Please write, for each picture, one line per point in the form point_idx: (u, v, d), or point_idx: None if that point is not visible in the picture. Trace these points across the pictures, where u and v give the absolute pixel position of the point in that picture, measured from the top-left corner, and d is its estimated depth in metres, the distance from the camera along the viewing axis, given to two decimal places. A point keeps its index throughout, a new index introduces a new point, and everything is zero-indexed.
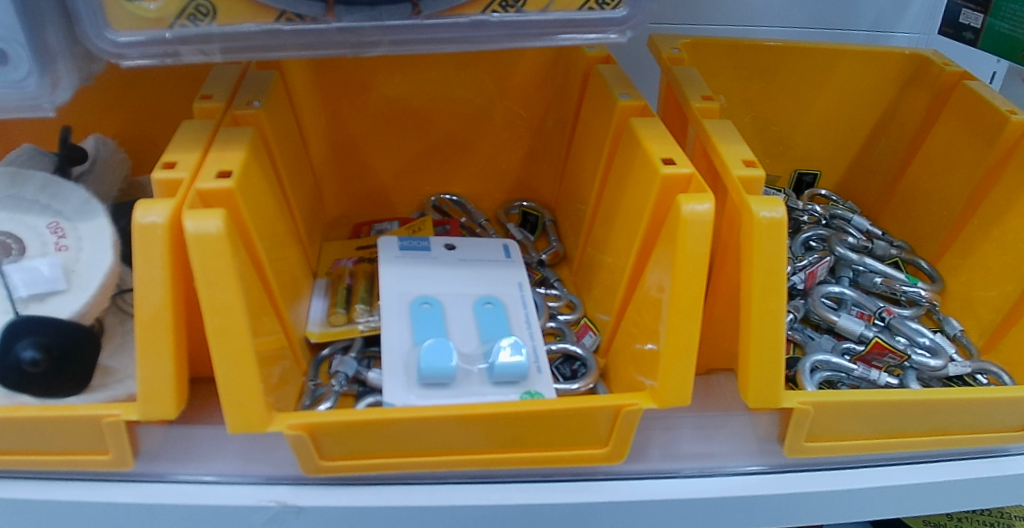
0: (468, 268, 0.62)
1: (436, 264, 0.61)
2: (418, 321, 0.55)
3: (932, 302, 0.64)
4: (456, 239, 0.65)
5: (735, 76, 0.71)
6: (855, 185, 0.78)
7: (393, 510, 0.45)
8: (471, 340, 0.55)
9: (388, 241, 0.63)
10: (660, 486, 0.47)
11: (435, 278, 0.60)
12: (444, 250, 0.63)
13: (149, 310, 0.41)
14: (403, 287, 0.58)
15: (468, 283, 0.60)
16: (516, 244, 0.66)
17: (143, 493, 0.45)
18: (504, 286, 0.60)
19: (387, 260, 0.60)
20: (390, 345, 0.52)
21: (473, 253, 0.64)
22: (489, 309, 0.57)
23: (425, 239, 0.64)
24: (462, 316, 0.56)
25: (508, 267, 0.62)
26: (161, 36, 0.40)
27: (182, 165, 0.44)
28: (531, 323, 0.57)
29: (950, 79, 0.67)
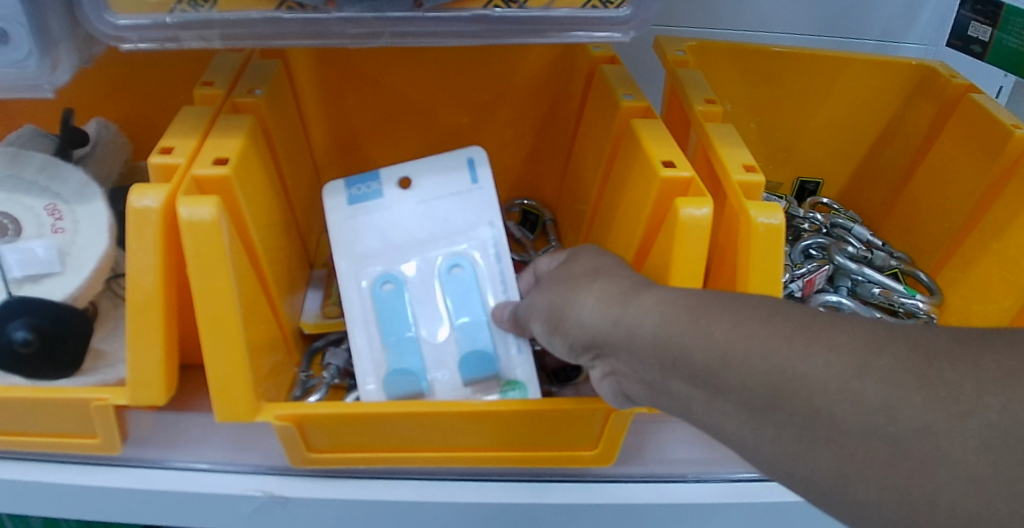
0: (431, 215, 0.53)
1: (395, 218, 0.53)
2: (382, 306, 0.51)
3: (930, 314, 0.63)
4: (411, 168, 0.54)
5: (740, 81, 0.71)
6: (857, 195, 0.77)
7: (381, 505, 0.45)
8: (441, 318, 0.51)
9: (335, 187, 0.53)
10: (650, 489, 0.46)
11: (394, 244, 0.53)
12: (398, 190, 0.54)
13: (142, 295, 0.41)
14: (361, 262, 0.52)
15: (430, 239, 0.53)
16: (482, 155, 0.54)
17: (131, 477, 0.45)
18: (475, 235, 0.53)
19: (335, 223, 0.53)
20: (359, 343, 0.50)
21: (432, 190, 0.54)
22: (459, 274, 0.52)
23: (375, 174, 0.54)
24: (431, 292, 0.52)
25: (476, 204, 0.54)
26: (162, 21, 0.40)
27: (178, 151, 0.44)
28: (508, 286, 0.52)
29: (956, 91, 0.66)
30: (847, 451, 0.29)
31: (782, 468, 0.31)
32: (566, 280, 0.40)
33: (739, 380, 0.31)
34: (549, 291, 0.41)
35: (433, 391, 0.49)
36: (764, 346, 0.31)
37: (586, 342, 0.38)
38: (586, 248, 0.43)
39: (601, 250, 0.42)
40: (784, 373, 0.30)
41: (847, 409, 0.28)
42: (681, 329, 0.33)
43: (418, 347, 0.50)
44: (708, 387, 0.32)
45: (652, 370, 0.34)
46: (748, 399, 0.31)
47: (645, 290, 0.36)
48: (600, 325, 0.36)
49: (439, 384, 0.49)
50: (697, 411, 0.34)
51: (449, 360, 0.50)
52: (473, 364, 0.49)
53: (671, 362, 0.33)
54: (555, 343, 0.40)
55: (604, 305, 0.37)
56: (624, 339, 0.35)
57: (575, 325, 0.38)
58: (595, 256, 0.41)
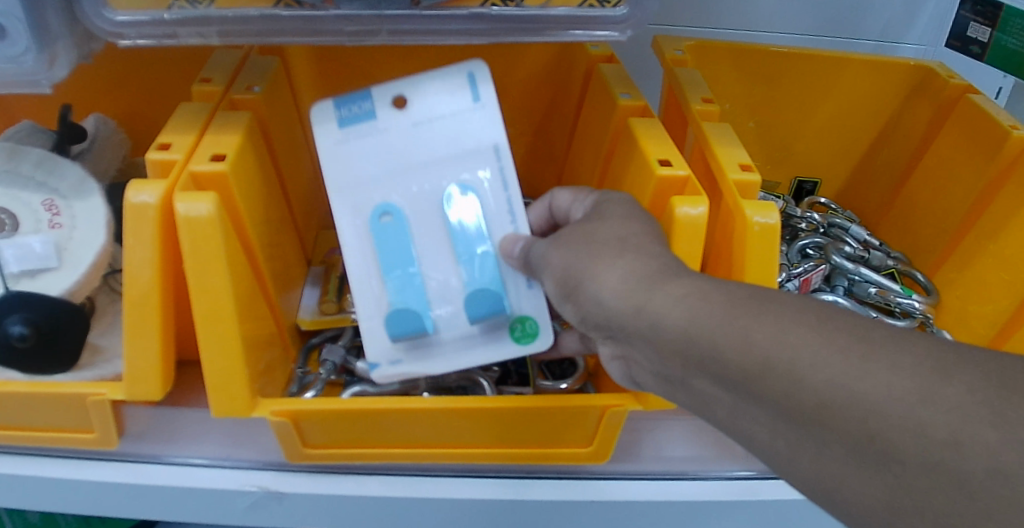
0: (428, 137, 0.45)
1: (388, 143, 0.45)
2: (381, 241, 0.44)
3: (927, 314, 0.63)
4: (406, 85, 0.45)
5: (738, 80, 0.71)
6: (855, 194, 0.77)
7: (377, 501, 0.45)
8: (444, 251, 0.45)
9: (322, 108, 0.44)
10: (647, 486, 0.47)
11: (390, 172, 0.45)
12: (392, 110, 0.45)
13: (139, 291, 0.41)
14: (354, 192, 0.45)
15: (428, 164, 0.45)
16: (483, 70, 0.45)
17: (128, 472, 0.45)
18: (478, 158, 0.45)
19: (324, 150, 0.45)
20: (359, 280, 0.45)
21: (430, 108, 0.45)
22: (463, 205, 0.45)
23: (366, 91, 0.45)
24: (433, 226, 0.45)
25: (481, 122, 0.45)
26: (160, 17, 0.40)
27: (177, 146, 0.44)
28: (517, 217, 0.45)
29: (954, 92, 0.66)
30: (900, 480, 0.28)
31: (820, 484, 0.31)
32: (592, 245, 0.38)
33: (780, 389, 0.30)
34: (568, 249, 0.38)
35: (438, 329, 0.45)
36: (817, 359, 0.29)
37: (601, 321, 0.37)
38: (609, 202, 0.41)
39: (628, 210, 0.40)
40: (838, 391, 0.29)
41: (905, 436, 0.27)
42: (715, 328, 0.32)
43: (422, 284, 0.44)
44: (742, 389, 0.32)
45: (676, 365, 0.34)
46: (787, 410, 0.30)
47: (673, 277, 0.34)
48: (621, 308, 0.35)
49: (444, 321, 0.45)
50: (723, 410, 0.34)
51: (454, 295, 0.45)
52: (480, 303, 0.43)
53: (699, 360, 0.33)
54: (566, 308, 0.40)
55: (625, 286, 0.35)
56: (647, 328, 0.34)
57: (592, 301, 0.36)
58: (623, 219, 0.39)
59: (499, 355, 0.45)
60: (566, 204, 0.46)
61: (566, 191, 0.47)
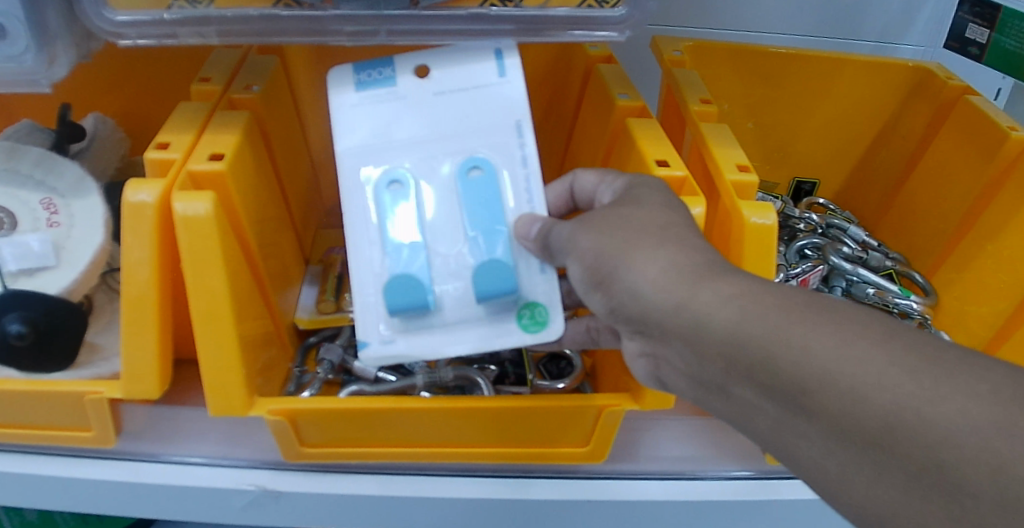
0: (447, 107, 0.44)
1: (406, 109, 0.44)
2: (388, 208, 0.42)
3: (925, 315, 0.63)
4: (430, 55, 0.44)
5: (737, 81, 0.71)
6: (853, 195, 0.77)
7: (374, 500, 0.45)
8: (455, 225, 0.42)
9: (341, 73, 0.44)
10: (644, 486, 0.47)
11: (405, 138, 0.43)
12: (414, 78, 0.44)
13: (136, 290, 0.41)
14: (364, 155, 0.43)
15: (445, 134, 0.43)
16: (512, 47, 0.44)
17: (124, 471, 0.45)
18: (498, 133, 0.43)
19: (340, 112, 0.43)
20: (357, 250, 0.42)
21: (454, 81, 0.44)
22: (479, 177, 0.42)
23: (389, 58, 0.44)
24: (443, 199, 0.42)
25: (505, 96, 0.44)
26: (159, 18, 0.41)
27: (175, 145, 0.44)
28: (534, 196, 0.43)
29: (953, 92, 0.66)
30: (967, 515, 0.27)
31: (867, 507, 0.30)
32: (627, 230, 0.35)
33: (836, 403, 0.29)
34: (601, 232, 0.36)
35: (441, 306, 0.42)
36: (883, 377, 0.28)
37: (636, 314, 0.35)
38: (643, 186, 0.39)
39: (666, 197, 0.38)
40: (902, 412, 0.28)
41: (975, 468, 0.26)
42: (771, 335, 0.31)
43: (425, 257, 0.41)
44: (790, 400, 0.31)
45: (719, 370, 0.33)
46: (841, 427, 0.29)
47: (721, 277, 0.33)
48: (661, 305, 0.34)
49: (449, 298, 0.42)
50: (766, 422, 0.33)
51: (461, 271, 0.42)
52: (488, 278, 0.40)
53: (749, 366, 0.32)
54: (593, 298, 0.38)
55: (668, 282, 0.33)
56: (690, 328, 0.33)
57: (628, 292, 0.35)
58: (661, 206, 0.37)
59: (504, 342, 0.42)
60: (590, 184, 0.45)
61: (590, 172, 0.45)
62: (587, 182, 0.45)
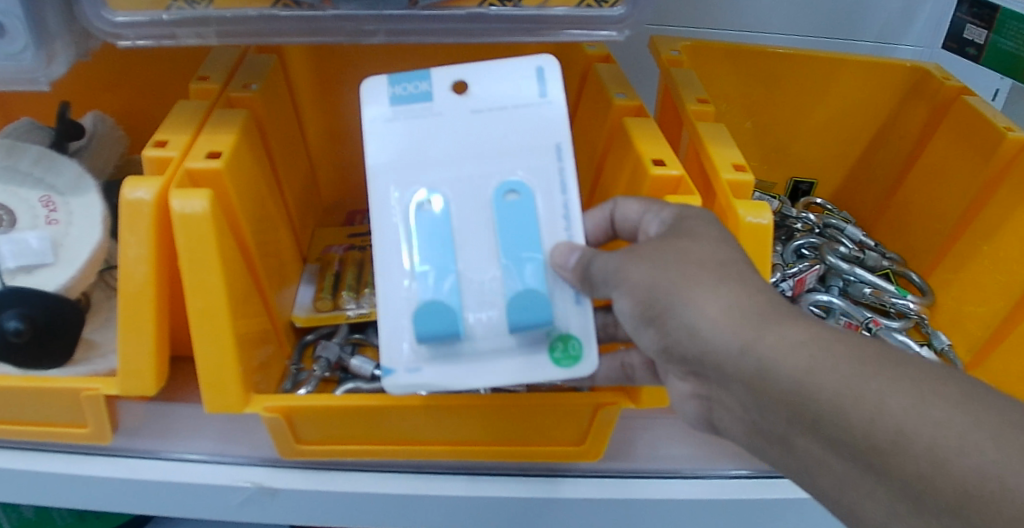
0: (485, 127, 0.40)
1: (442, 127, 0.40)
2: (422, 231, 0.39)
3: (922, 315, 0.64)
4: (470, 70, 0.41)
5: (735, 81, 0.71)
6: (851, 195, 0.77)
7: (369, 497, 0.46)
8: (489, 251, 0.39)
9: (376, 86, 0.41)
10: (640, 485, 0.47)
11: (440, 158, 0.40)
12: (451, 94, 0.41)
13: (133, 286, 0.41)
14: (397, 174, 0.40)
15: (481, 155, 0.40)
16: (555, 65, 0.41)
17: (121, 467, 0.45)
18: (539, 158, 0.40)
19: (372, 127, 0.40)
20: (386, 275, 0.39)
21: (494, 98, 0.41)
22: (515, 202, 0.39)
23: (426, 71, 0.41)
24: (478, 223, 0.39)
25: (548, 119, 0.40)
26: (158, 18, 0.41)
27: (173, 144, 0.44)
28: (573, 225, 0.40)
29: (950, 93, 0.66)
30: None
31: None
32: (683, 265, 0.34)
33: (910, 464, 0.28)
34: (654, 266, 0.35)
35: (471, 336, 0.39)
36: (964, 441, 0.28)
37: (691, 355, 0.34)
38: (693, 216, 0.38)
39: (721, 231, 0.37)
40: (986, 482, 0.27)
41: None
42: (843, 388, 0.30)
43: (456, 282, 0.39)
44: (859, 457, 0.30)
45: (781, 420, 0.32)
46: (914, 489, 0.29)
47: (786, 321, 0.32)
48: (723, 348, 0.33)
49: (479, 327, 0.39)
50: (829, 478, 0.32)
51: (494, 299, 0.39)
52: (522, 307, 0.37)
53: (815, 418, 0.31)
54: (643, 335, 0.37)
55: (730, 324, 0.33)
56: (754, 374, 0.32)
57: (687, 330, 0.34)
58: (717, 241, 0.36)
59: (534, 376, 0.39)
60: (632, 216, 0.41)
61: (630, 200, 0.41)
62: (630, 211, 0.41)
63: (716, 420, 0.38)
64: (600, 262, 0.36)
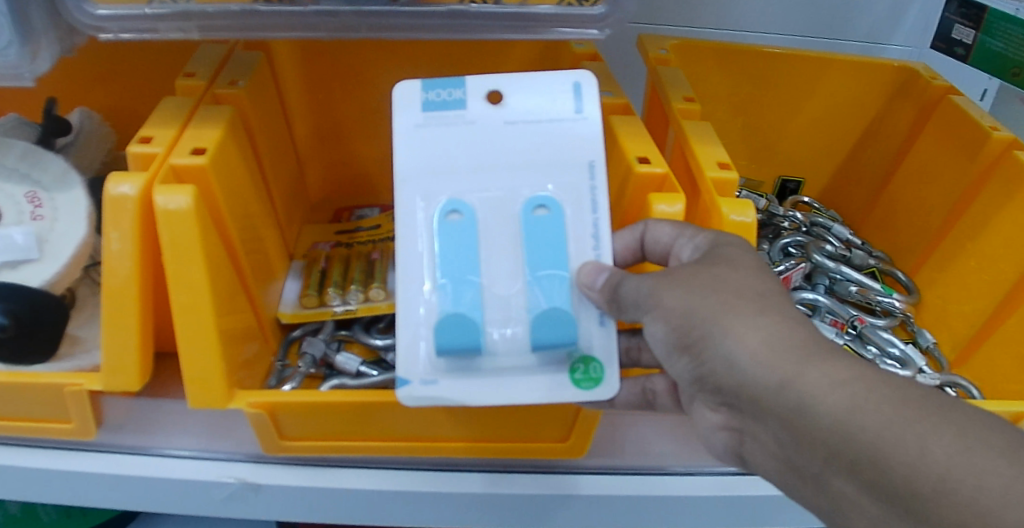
0: (518, 139, 0.41)
1: (476, 139, 0.41)
2: (445, 241, 0.40)
3: (907, 313, 0.64)
4: (505, 80, 0.42)
5: (722, 80, 0.71)
6: (839, 194, 0.77)
7: (354, 493, 0.46)
8: (515, 266, 0.40)
9: (409, 89, 0.42)
10: (625, 482, 0.47)
11: (473, 170, 0.41)
12: (486, 104, 0.41)
13: (117, 281, 0.41)
14: (426, 181, 0.41)
15: (511, 169, 0.41)
16: (592, 81, 0.41)
17: (105, 463, 0.45)
18: (569, 173, 0.41)
19: (403, 131, 0.41)
20: (407, 283, 0.40)
21: (528, 111, 0.41)
22: (545, 217, 0.40)
23: (461, 79, 0.42)
24: (505, 239, 0.40)
25: (581, 135, 0.41)
26: (140, 12, 0.41)
27: (158, 140, 0.44)
28: (601, 243, 0.40)
29: (936, 92, 0.67)
30: None
31: None
32: (723, 293, 0.35)
33: (950, 510, 0.29)
34: (691, 292, 0.35)
35: (493, 351, 0.39)
36: (1009, 491, 0.28)
37: (728, 386, 0.35)
38: (729, 244, 0.39)
39: (757, 261, 0.37)
40: None
41: None
42: (884, 428, 0.31)
43: (480, 296, 0.39)
44: (895, 499, 0.30)
45: (817, 458, 0.33)
46: None
47: (827, 357, 0.33)
48: (763, 380, 0.33)
49: (502, 343, 0.39)
50: (862, 520, 0.32)
51: (517, 315, 0.39)
52: (547, 327, 0.38)
53: (854, 458, 0.31)
54: (676, 362, 0.37)
55: (770, 357, 0.33)
56: (792, 409, 0.33)
57: (723, 361, 0.34)
58: (754, 271, 0.36)
59: (554, 395, 0.39)
60: (667, 239, 0.41)
61: (666, 223, 0.41)
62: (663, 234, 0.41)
63: (745, 454, 0.38)
64: (632, 285, 0.37)
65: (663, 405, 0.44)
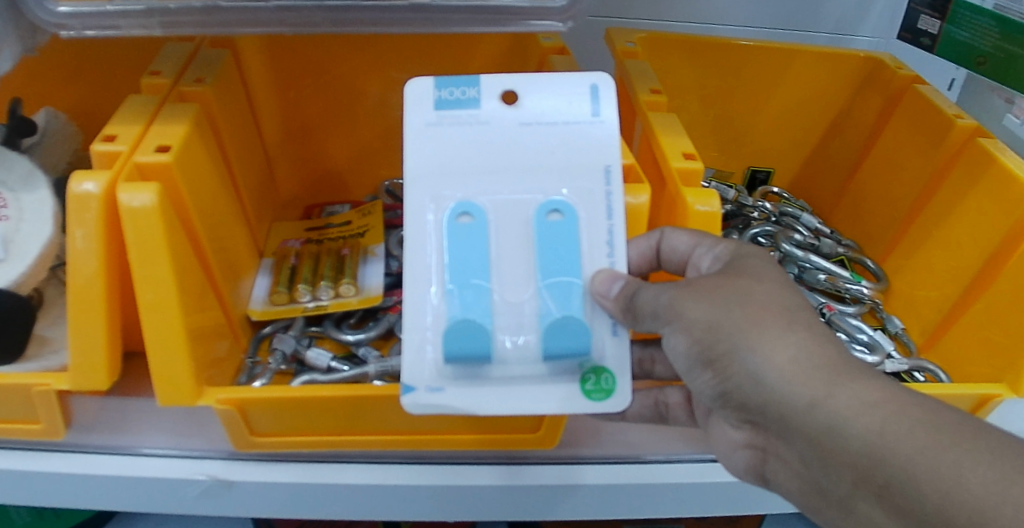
0: (533, 141, 0.40)
1: (491, 140, 0.40)
2: (456, 245, 0.39)
3: (875, 300, 0.65)
4: (519, 80, 0.41)
5: (692, 72, 0.72)
6: (809, 184, 0.78)
7: (325, 488, 0.46)
8: (526, 271, 0.39)
9: (421, 87, 0.41)
10: (597, 471, 0.47)
11: (487, 172, 0.40)
12: (500, 104, 0.41)
13: (82, 281, 0.41)
14: (436, 183, 0.40)
15: (525, 172, 0.40)
16: (610, 84, 0.41)
17: (74, 463, 0.45)
18: (586, 177, 0.40)
19: (413, 129, 0.40)
20: (414, 287, 0.39)
21: (545, 111, 0.41)
22: (558, 222, 0.39)
23: (476, 77, 0.41)
24: (516, 244, 0.40)
25: (597, 138, 0.41)
26: (103, 10, 0.41)
27: (122, 138, 0.44)
28: (616, 251, 0.40)
29: (902, 82, 0.68)
30: None
31: None
32: (748, 308, 0.35)
33: None
34: (715, 305, 0.36)
35: (503, 360, 0.39)
36: None
37: (755, 403, 0.36)
38: (750, 254, 0.39)
39: (781, 274, 0.38)
40: None
41: None
42: (914, 453, 0.32)
43: (490, 302, 0.39)
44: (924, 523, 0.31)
45: (846, 478, 0.34)
46: None
47: (857, 379, 0.34)
48: (792, 400, 0.34)
49: (512, 352, 0.39)
50: None
51: (528, 324, 0.39)
52: (559, 336, 0.38)
53: (884, 482, 0.32)
54: (701, 377, 0.38)
55: (800, 376, 0.34)
56: (822, 429, 0.34)
57: (750, 377, 0.35)
58: (779, 284, 0.37)
59: (563, 407, 0.39)
60: (684, 247, 0.42)
61: (684, 232, 0.42)
62: (680, 242, 0.42)
63: (770, 468, 0.39)
64: (647, 297, 0.37)
65: (676, 417, 0.46)
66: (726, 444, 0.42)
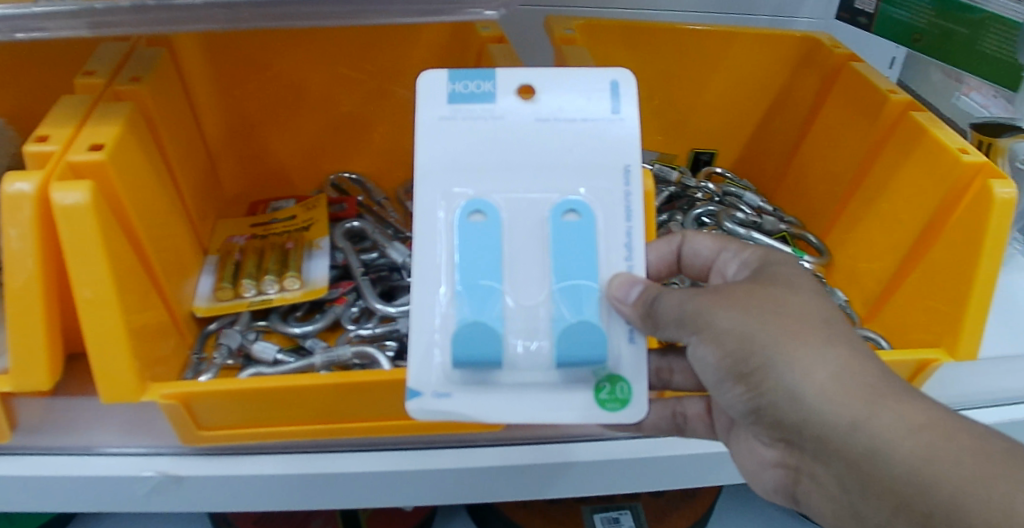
0: (549, 138, 0.40)
1: (507, 136, 0.40)
2: (467, 244, 0.38)
3: (818, 275, 0.67)
4: (537, 75, 0.41)
5: (634, 57, 0.73)
6: (753, 164, 0.80)
7: (268, 479, 0.46)
8: (542, 273, 0.38)
9: (434, 80, 0.40)
10: (543, 451, 0.49)
11: (504, 169, 0.40)
12: (517, 99, 0.40)
13: (19, 283, 0.41)
14: (447, 177, 0.39)
15: (540, 170, 0.40)
16: (631, 81, 0.41)
17: (27, 464, 0.45)
18: (606, 175, 0.40)
19: (426, 121, 0.40)
20: (424, 286, 0.38)
21: (561, 107, 0.40)
22: (573, 223, 0.39)
23: (491, 71, 0.41)
24: (532, 246, 0.39)
25: (616, 137, 0.40)
26: (28, 10, 0.40)
27: (54, 139, 0.44)
28: (634, 254, 0.39)
29: (838, 61, 0.69)
30: None
31: None
32: (784, 322, 0.36)
33: None
34: (749, 318, 0.36)
35: (514, 365, 0.38)
36: None
37: (793, 421, 0.36)
38: (777, 265, 0.40)
39: (812, 282, 0.39)
40: None
41: None
42: (960, 480, 0.33)
43: (503, 306, 0.38)
44: None
45: (886, 498, 0.35)
46: None
47: (898, 399, 0.35)
48: (834, 419, 0.35)
49: (524, 357, 0.38)
50: None
51: (543, 328, 0.38)
52: (574, 344, 0.37)
53: (928, 506, 0.33)
54: (733, 391, 0.39)
55: (840, 395, 0.35)
56: (863, 450, 0.35)
57: (787, 393, 0.36)
58: (813, 295, 0.38)
59: (579, 417, 0.39)
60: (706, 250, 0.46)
61: (704, 236, 0.46)
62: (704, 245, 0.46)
63: (803, 482, 0.40)
64: (670, 302, 0.37)
65: (693, 429, 0.47)
66: (755, 461, 0.43)
